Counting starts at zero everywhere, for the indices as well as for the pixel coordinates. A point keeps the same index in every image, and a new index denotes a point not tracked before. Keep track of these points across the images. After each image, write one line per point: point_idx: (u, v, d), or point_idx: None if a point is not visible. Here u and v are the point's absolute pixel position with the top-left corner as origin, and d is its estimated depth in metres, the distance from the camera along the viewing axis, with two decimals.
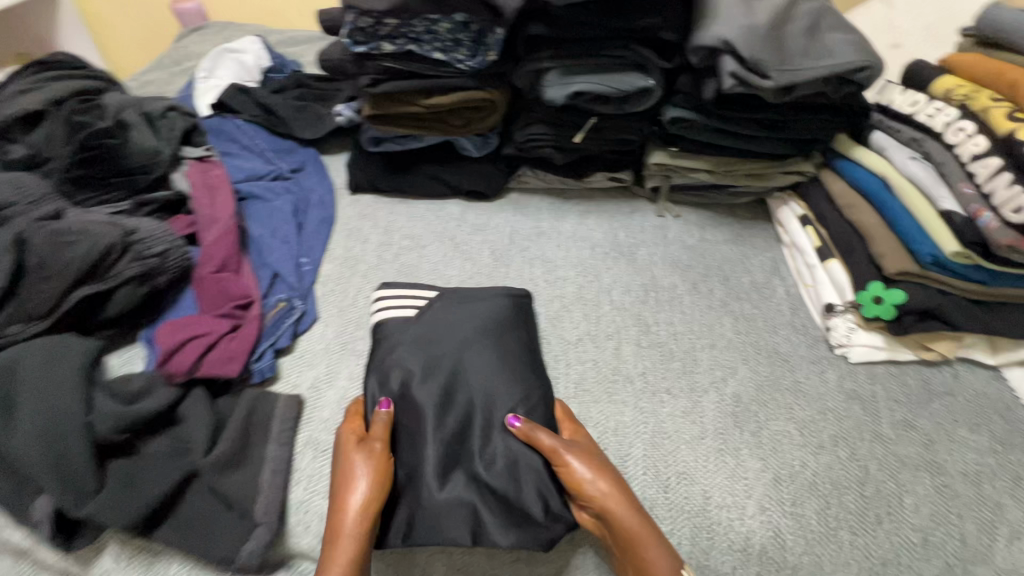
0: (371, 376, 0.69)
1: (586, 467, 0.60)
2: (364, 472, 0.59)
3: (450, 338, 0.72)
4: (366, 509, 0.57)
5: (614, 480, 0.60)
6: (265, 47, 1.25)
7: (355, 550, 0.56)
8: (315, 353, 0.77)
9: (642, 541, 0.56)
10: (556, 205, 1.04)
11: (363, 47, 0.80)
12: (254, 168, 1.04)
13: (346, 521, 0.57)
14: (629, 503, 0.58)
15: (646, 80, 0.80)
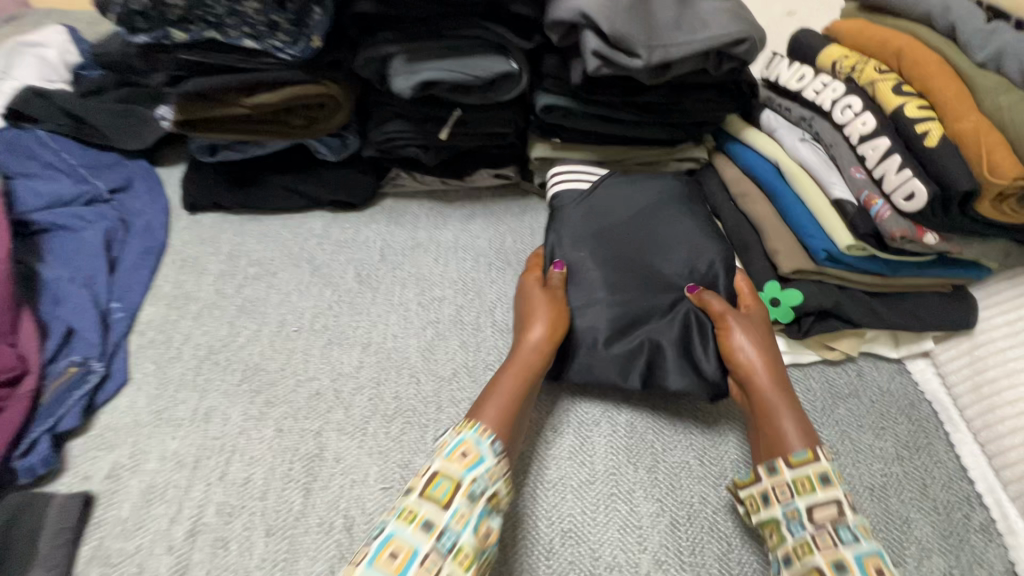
0: (551, 236, 0.72)
1: (749, 320, 0.61)
2: (543, 302, 0.63)
3: (628, 209, 0.75)
4: (550, 329, 0.61)
5: (770, 339, 0.60)
6: (75, 38, 1.03)
7: (521, 362, 0.58)
8: (120, 429, 0.61)
9: (772, 402, 0.55)
10: (436, 210, 0.91)
11: (146, 36, 0.63)
12: (57, 191, 0.84)
13: (531, 338, 0.60)
14: (778, 360, 0.59)
15: (508, 64, 0.69)
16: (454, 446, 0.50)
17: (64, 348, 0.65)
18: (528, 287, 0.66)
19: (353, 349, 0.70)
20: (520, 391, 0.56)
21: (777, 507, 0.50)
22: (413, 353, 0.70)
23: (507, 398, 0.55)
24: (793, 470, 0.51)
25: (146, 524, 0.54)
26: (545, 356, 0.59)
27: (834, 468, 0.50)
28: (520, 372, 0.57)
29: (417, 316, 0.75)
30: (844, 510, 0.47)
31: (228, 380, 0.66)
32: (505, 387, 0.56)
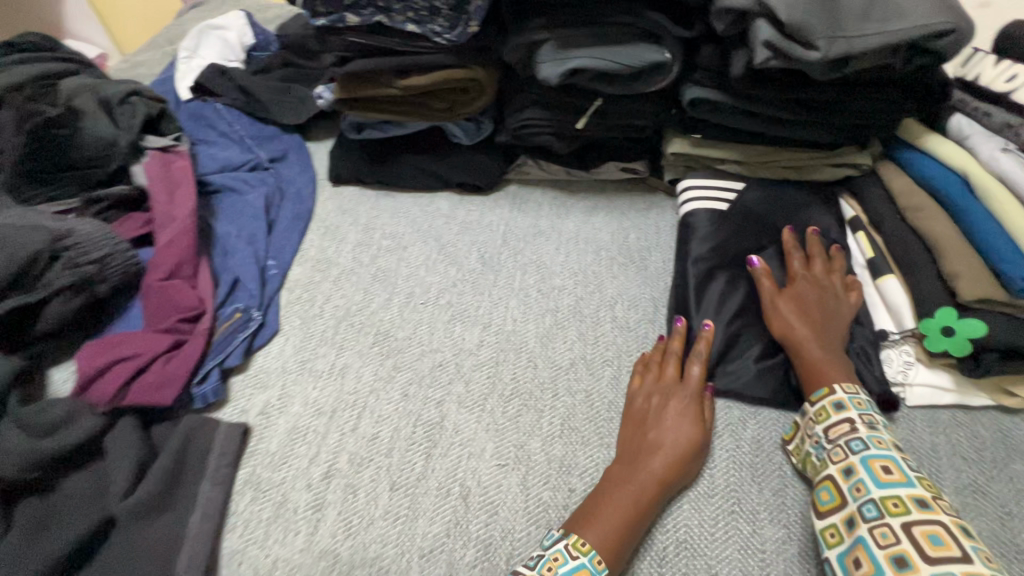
0: (684, 268, 0.71)
1: (793, 288, 0.64)
2: (676, 432, 0.57)
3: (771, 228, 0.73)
4: (677, 464, 0.55)
5: (811, 290, 0.63)
6: (250, 22, 1.15)
7: (643, 492, 0.53)
8: (271, 372, 0.68)
9: (806, 351, 0.59)
10: (559, 200, 0.91)
11: (323, 19, 0.68)
12: (229, 157, 0.95)
13: (657, 472, 0.55)
14: (823, 310, 0.62)
15: (660, 53, 0.66)
16: (568, 572, 0.48)
17: (230, 296, 0.74)
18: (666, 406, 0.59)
19: (474, 328, 0.73)
20: (636, 521, 0.52)
21: (809, 444, 0.55)
22: (532, 339, 0.71)
23: (620, 525, 0.51)
24: (813, 407, 0.56)
25: (289, 460, 0.60)
26: (664, 492, 0.54)
27: (850, 397, 0.54)
28: (638, 500, 0.53)
29: (536, 303, 0.76)
30: (857, 426, 0.52)
31: (362, 342, 0.72)
32: (621, 513, 0.52)
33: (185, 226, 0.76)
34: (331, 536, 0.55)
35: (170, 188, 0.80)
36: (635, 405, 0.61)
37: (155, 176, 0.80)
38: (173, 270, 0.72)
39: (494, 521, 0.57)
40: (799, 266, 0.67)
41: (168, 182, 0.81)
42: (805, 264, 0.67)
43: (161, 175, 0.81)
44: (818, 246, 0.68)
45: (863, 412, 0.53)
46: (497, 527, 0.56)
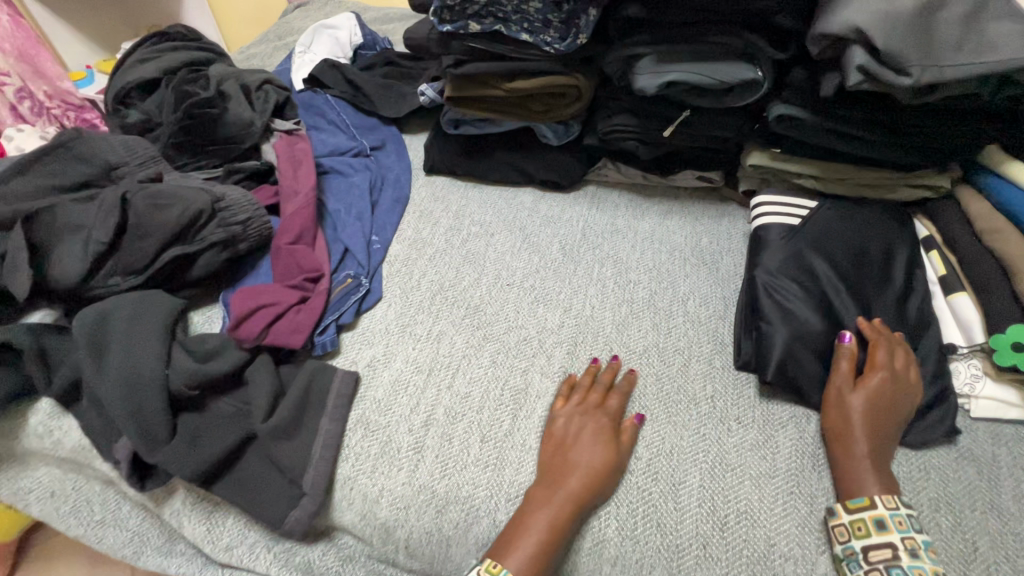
0: (757, 271, 0.76)
1: (868, 381, 0.62)
2: (593, 457, 0.61)
3: (848, 240, 0.76)
4: (593, 487, 0.59)
5: (880, 395, 0.61)
6: (359, 24, 1.28)
7: (556, 516, 0.57)
8: (375, 332, 0.78)
9: (852, 455, 0.59)
10: (635, 202, 0.97)
11: (449, 26, 0.78)
12: (337, 143, 1.06)
13: (570, 490, 0.58)
14: (880, 415, 0.60)
15: (754, 71, 0.72)
16: None
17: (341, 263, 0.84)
18: (586, 428, 0.63)
19: (556, 310, 0.80)
20: (552, 539, 0.56)
21: (837, 546, 0.56)
22: (608, 324, 0.78)
23: (539, 546, 0.55)
24: (850, 515, 0.56)
25: (392, 407, 0.69)
26: (581, 507, 0.58)
27: (893, 516, 0.55)
28: (555, 520, 0.57)
29: (613, 293, 0.82)
30: (900, 553, 0.53)
31: (454, 313, 0.80)
32: (542, 534, 0.56)
33: (307, 199, 0.86)
34: (428, 472, 0.64)
35: (294, 166, 0.91)
36: (555, 425, 0.65)
37: (282, 155, 0.92)
38: (298, 235, 0.82)
39: None
40: (885, 362, 0.63)
41: (293, 161, 0.92)
42: (888, 355, 0.63)
43: (288, 155, 0.92)
44: (904, 354, 0.64)
45: (904, 536, 0.54)
46: None
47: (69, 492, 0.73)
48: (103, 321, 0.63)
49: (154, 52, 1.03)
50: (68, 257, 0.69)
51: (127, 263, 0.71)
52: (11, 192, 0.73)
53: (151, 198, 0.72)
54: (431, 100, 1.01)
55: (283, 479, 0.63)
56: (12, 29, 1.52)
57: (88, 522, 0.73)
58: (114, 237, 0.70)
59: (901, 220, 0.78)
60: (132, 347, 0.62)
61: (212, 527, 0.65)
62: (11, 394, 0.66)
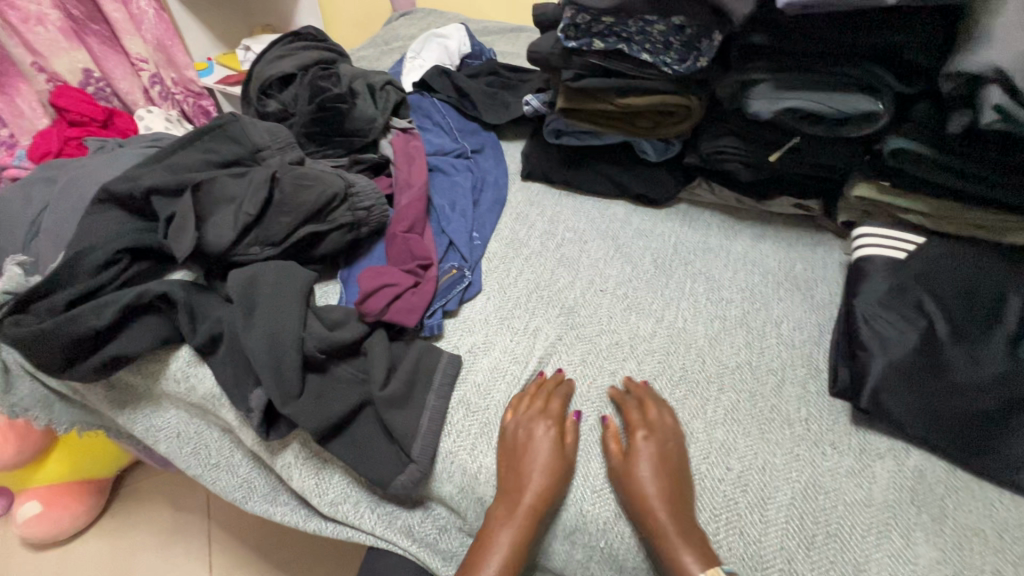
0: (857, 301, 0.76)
1: (641, 452, 0.63)
2: (543, 467, 0.63)
3: (958, 279, 0.74)
4: (547, 497, 0.62)
5: (658, 458, 0.63)
6: (467, 35, 1.36)
7: (523, 527, 0.60)
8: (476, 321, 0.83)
9: (659, 525, 0.58)
10: (728, 223, 0.98)
11: (573, 43, 0.83)
12: (442, 144, 1.12)
13: (528, 500, 0.61)
14: (665, 480, 0.61)
15: (876, 104, 0.72)
16: None
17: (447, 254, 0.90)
18: (529, 438, 0.65)
19: (648, 319, 0.82)
20: (514, 553, 0.60)
21: None
22: (700, 338, 0.80)
23: (505, 558, 0.59)
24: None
25: (491, 392, 0.73)
26: (536, 518, 0.61)
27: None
28: (517, 536, 0.60)
29: (705, 309, 0.84)
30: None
31: (549, 312, 0.84)
32: (508, 545, 0.60)
33: (419, 194, 0.93)
34: None
35: (410, 161, 0.99)
36: (507, 435, 0.67)
37: (400, 151, 0.99)
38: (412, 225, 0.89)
39: None
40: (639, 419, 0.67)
41: (409, 157, 0.99)
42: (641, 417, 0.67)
43: (405, 151, 1.00)
44: (653, 403, 0.69)
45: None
46: None
47: (191, 435, 0.81)
48: (251, 284, 0.72)
49: (289, 50, 1.13)
50: (220, 225, 0.77)
51: (268, 235, 0.79)
52: (175, 163, 0.83)
53: (296, 179, 0.80)
54: (535, 110, 1.07)
55: (392, 445, 0.68)
56: (155, 19, 1.60)
57: (205, 464, 0.81)
58: (260, 211, 0.79)
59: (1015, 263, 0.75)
60: (276, 313, 0.70)
61: (320, 482, 0.71)
62: (162, 340, 0.75)
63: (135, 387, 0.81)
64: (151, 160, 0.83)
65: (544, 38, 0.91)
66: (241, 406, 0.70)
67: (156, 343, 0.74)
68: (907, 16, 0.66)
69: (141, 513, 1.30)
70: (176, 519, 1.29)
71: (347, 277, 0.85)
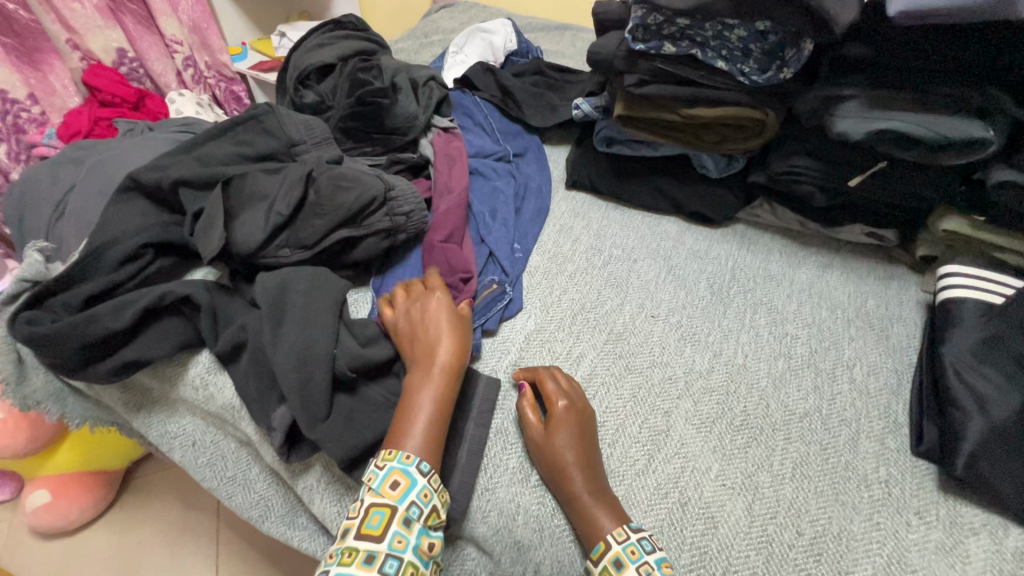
0: (945, 349, 0.68)
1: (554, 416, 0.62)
2: (448, 329, 0.65)
3: None
4: (459, 359, 0.63)
5: (572, 423, 0.62)
6: (513, 31, 1.29)
7: (447, 387, 0.61)
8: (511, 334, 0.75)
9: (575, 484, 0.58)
10: (792, 249, 0.90)
11: (642, 44, 0.76)
12: (483, 146, 1.05)
13: (442, 359, 0.62)
14: (586, 453, 0.60)
15: (987, 131, 0.63)
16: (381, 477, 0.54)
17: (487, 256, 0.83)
18: (429, 306, 0.67)
19: (704, 352, 0.75)
20: (438, 409, 0.59)
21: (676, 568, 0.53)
22: (763, 377, 0.72)
23: (427, 417, 0.58)
24: (596, 567, 0.54)
25: None
26: (450, 375, 0.62)
27: (624, 549, 0.53)
28: (441, 393, 0.60)
29: (767, 344, 0.76)
30: None
31: (596, 337, 0.77)
32: (436, 400, 0.59)
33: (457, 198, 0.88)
34: None
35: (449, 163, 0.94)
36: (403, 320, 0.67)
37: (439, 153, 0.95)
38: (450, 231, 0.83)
39: (713, 534, 0.58)
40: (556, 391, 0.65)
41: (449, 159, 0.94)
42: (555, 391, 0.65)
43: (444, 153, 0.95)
44: (566, 377, 0.68)
45: (637, 567, 0.52)
46: (715, 540, 0.57)
47: (207, 445, 0.76)
48: (281, 292, 0.67)
49: (328, 39, 1.07)
50: (251, 224, 0.72)
51: (300, 238, 0.73)
52: (206, 155, 0.78)
53: (334, 180, 0.74)
54: (585, 115, 1.00)
55: None
56: (191, 1, 1.56)
57: (220, 476, 0.76)
58: (293, 211, 0.73)
59: None
60: (305, 325, 0.64)
61: (342, 511, 0.65)
62: (183, 344, 0.70)
63: (151, 390, 0.76)
64: (181, 149, 0.78)
65: (605, 38, 0.84)
66: (263, 423, 0.64)
67: (176, 347, 0.69)
68: None
69: (150, 508, 1.27)
70: (184, 516, 1.25)
71: (380, 287, 0.80)
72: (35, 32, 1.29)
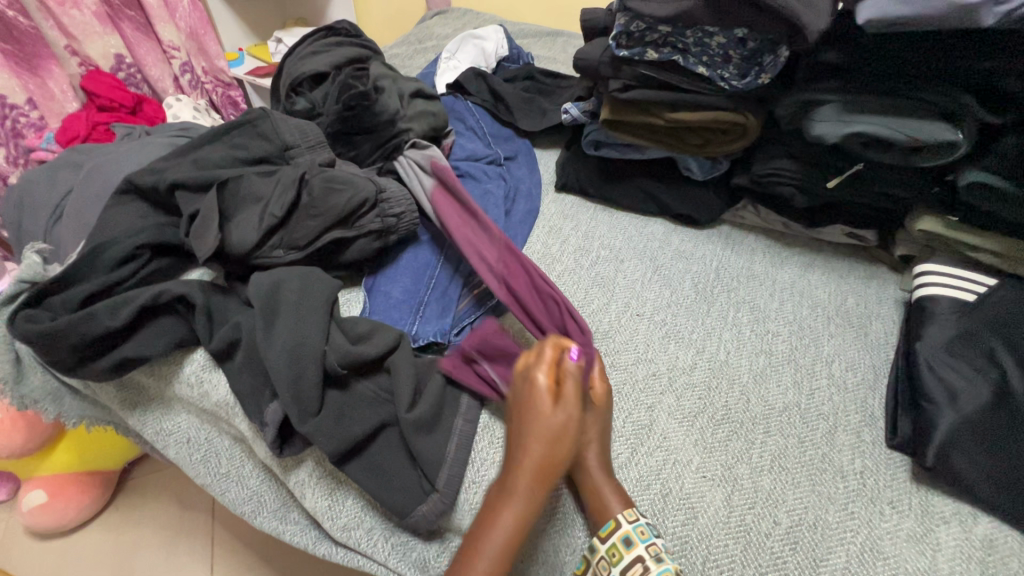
0: (919, 345, 0.70)
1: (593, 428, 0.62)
2: (547, 438, 0.56)
3: None
4: (549, 473, 0.55)
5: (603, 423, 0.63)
6: (505, 37, 1.32)
7: (527, 507, 0.54)
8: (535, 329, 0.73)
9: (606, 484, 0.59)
10: (775, 249, 0.93)
11: (625, 51, 0.78)
12: (474, 150, 1.08)
13: (524, 476, 0.55)
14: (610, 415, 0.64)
15: (955, 133, 0.65)
16: None
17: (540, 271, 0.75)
18: (531, 403, 0.57)
19: (688, 349, 0.77)
20: (517, 535, 0.54)
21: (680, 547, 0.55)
22: (744, 373, 0.74)
23: (500, 546, 0.53)
24: (605, 544, 0.55)
25: None
26: (535, 494, 0.55)
27: (634, 528, 0.55)
28: (519, 512, 0.54)
29: (749, 341, 0.78)
30: (648, 564, 0.53)
31: None
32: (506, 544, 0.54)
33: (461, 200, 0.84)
34: (548, 492, 0.63)
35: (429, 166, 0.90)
36: (548, 423, 0.56)
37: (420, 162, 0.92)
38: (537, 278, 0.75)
39: (693, 524, 0.60)
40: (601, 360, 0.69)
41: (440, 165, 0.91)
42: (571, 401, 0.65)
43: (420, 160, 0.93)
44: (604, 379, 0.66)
45: (647, 545, 0.54)
46: (696, 530, 0.59)
47: (201, 441, 0.78)
48: (274, 291, 0.69)
49: (321, 44, 1.10)
50: (245, 225, 0.74)
51: (293, 239, 0.75)
52: (202, 158, 0.80)
53: (326, 182, 0.76)
54: (574, 119, 1.02)
55: (413, 471, 0.64)
56: (188, 7, 1.58)
57: (214, 473, 0.77)
58: (286, 213, 0.75)
59: None
60: (297, 323, 0.66)
61: (333, 504, 0.66)
62: (178, 342, 0.72)
63: (147, 388, 0.78)
64: (178, 153, 0.80)
65: (592, 44, 0.86)
66: (256, 418, 0.66)
67: (172, 346, 0.71)
68: (1003, 39, 0.60)
69: (145, 508, 1.28)
70: (180, 516, 1.26)
71: (372, 287, 0.82)
72: (34, 38, 1.31)
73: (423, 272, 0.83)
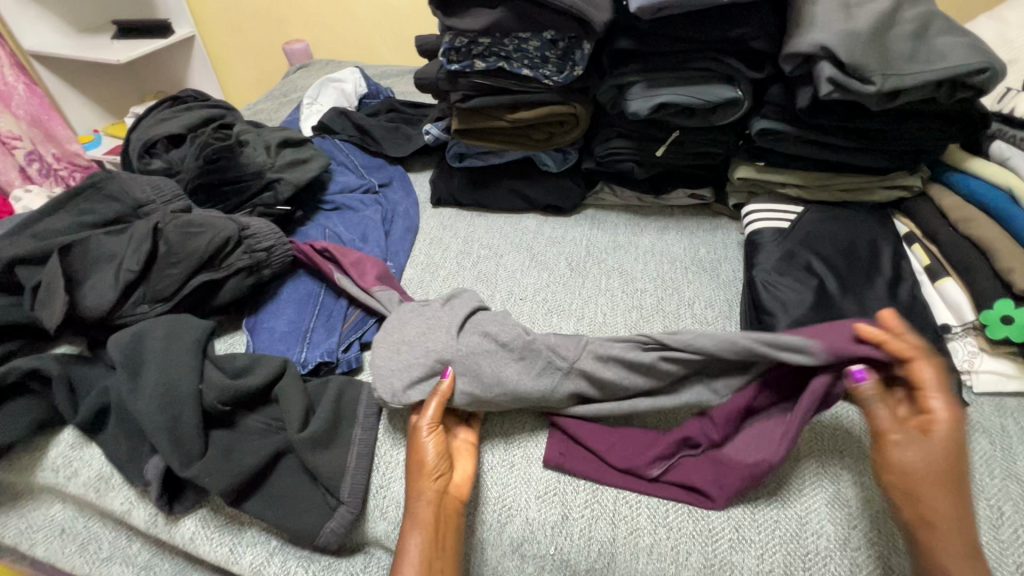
0: (754, 272, 0.81)
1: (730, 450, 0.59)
2: (421, 458, 0.60)
3: (836, 241, 0.82)
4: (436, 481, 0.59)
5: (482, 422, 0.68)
6: (363, 77, 1.38)
7: (425, 519, 0.57)
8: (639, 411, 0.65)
9: (944, 534, 0.48)
10: (634, 220, 1.03)
11: (457, 65, 0.86)
12: (347, 182, 1.11)
13: (418, 496, 0.58)
14: (934, 484, 0.49)
15: (735, 91, 0.79)
16: None
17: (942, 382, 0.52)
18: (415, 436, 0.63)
19: (570, 319, 0.83)
20: (428, 536, 0.57)
21: None
22: (621, 328, 0.81)
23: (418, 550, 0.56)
24: None
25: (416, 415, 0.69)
26: (433, 503, 0.58)
27: None
28: (425, 520, 0.57)
29: (622, 301, 0.86)
30: None
31: None
32: (423, 545, 0.56)
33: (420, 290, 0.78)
34: None
35: (374, 287, 0.80)
36: (421, 440, 0.61)
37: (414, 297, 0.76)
38: (882, 341, 0.54)
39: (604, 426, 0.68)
40: (940, 412, 0.51)
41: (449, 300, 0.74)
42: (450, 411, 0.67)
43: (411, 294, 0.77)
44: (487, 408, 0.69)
45: None
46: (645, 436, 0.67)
47: (80, 529, 0.71)
48: (137, 343, 0.66)
49: (172, 112, 1.09)
50: (100, 286, 0.71)
51: (156, 291, 0.74)
52: (43, 229, 0.76)
53: (182, 227, 0.76)
54: (436, 138, 1.08)
55: (316, 489, 0.63)
56: (26, 95, 1.48)
57: (93, 561, 0.70)
58: (143, 265, 0.74)
59: (878, 217, 0.85)
60: (167, 368, 0.64)
61: (235, 548, 0.63)
62: (37, 424, 0.66)
63: (8, 485, 0.70)
64: (14, 228, 0.75)
65: (430, 65, 0.93)
66: (137, 479, 0.62)
67: (31, 428, 0.66)
68: (741, 12, 0.74)
69: None
70: None
71: (254, 327, 0.80)
72: None
73: (307, 302, 0.83)
